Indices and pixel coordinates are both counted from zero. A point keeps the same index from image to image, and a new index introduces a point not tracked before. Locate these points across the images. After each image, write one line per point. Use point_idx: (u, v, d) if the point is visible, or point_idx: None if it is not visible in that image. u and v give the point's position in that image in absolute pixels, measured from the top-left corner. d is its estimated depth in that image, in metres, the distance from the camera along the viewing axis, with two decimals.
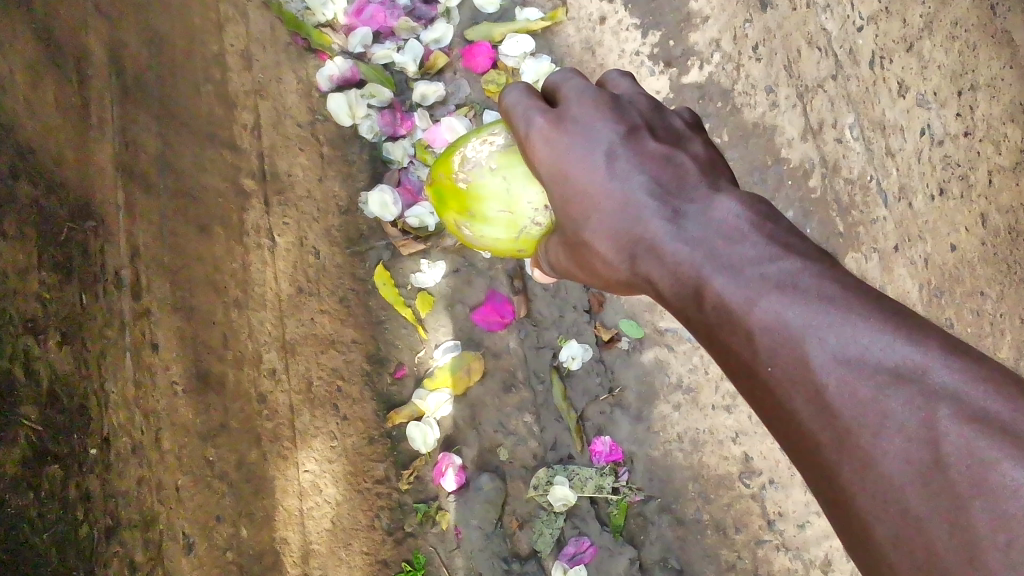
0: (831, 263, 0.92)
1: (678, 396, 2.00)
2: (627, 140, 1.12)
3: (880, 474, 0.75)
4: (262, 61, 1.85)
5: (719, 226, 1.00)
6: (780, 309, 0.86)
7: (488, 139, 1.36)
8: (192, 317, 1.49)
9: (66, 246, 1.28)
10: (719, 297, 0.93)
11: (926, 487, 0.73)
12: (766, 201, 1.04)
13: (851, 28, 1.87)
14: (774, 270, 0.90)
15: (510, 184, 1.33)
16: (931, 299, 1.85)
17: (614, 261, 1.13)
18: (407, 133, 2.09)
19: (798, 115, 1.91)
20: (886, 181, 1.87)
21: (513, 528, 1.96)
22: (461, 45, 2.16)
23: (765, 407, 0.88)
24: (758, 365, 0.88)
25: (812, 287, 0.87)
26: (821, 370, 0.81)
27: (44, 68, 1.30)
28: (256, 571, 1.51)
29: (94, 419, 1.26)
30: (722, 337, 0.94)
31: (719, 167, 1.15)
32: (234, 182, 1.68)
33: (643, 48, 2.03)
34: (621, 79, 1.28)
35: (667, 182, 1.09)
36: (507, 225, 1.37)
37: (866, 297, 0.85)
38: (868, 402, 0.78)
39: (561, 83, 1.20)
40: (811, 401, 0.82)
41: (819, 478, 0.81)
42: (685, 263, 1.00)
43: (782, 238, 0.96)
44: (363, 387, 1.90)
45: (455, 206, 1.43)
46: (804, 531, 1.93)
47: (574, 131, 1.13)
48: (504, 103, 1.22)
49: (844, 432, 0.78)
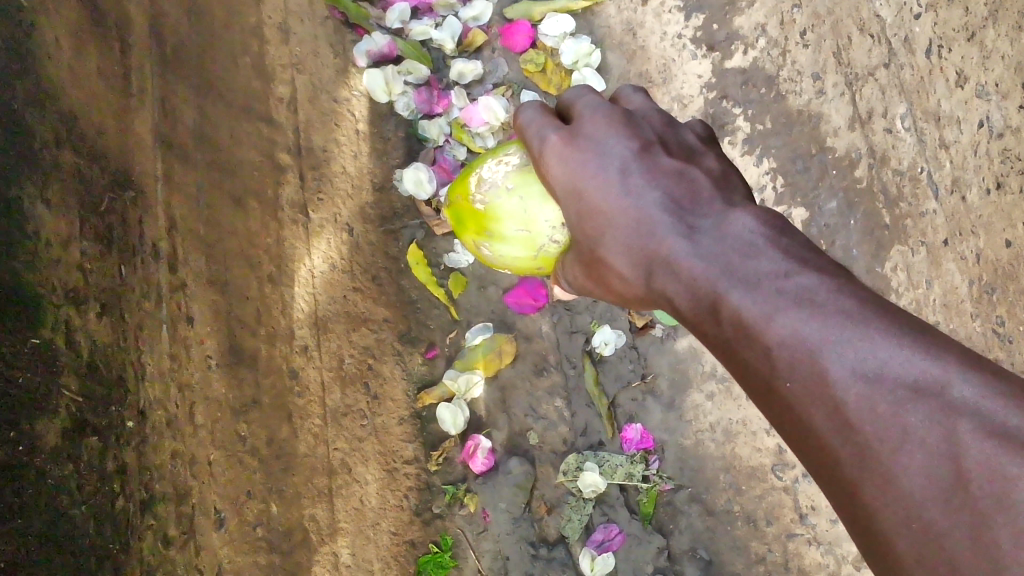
0: (850, 276, 0.88)
1: (711, 385, 1.96)
2: (639, 155, 1.09)
3: (902, 490, 0.73)
4: (299, 35, 1.83)
5: (735, 240, 0.96)
6: (799, 324, 0.82)
7: (504, 159, 1.31)
8: (226, 291, 1.47)
9: (108, 216, 1.27)
10: (735, 312, 0.89)
11: (949, 504, 0.71)
12: (782, 215, 1.01)
13: (908, 15, 1.74)
14: (791, 285, 0.86)
15: (526, 205, 1.29)
16: (981, 296, 1.70)
17: (630, 275, 1.08)
18: (443, 111, 2.08)
19: (846, 103, 1.82)
20: (938, 173, 1.73)
21: (541, 513, 1.95)
22: (500, 24, 2.15)
23: (783, 424, 0.84)
24: (776, 380, 0.84)
25: (830, 300, 0.83)
26: (840, 386, 0.78)
27: (89, 37, 1.29)
28: (283, 549, 1.50)
29: (131, 392, 1.25)
30: (739, 351, 0.90)
31: (732, 179, 1.11)
32: (270, 156, 1.67)
33: (685, 31, 2.00)
34: (636, 94, 1.23)
35: (680, 198, 1.05)
36: (525, 244, 1.32)
37: (884, 310, 0.82)
38: (888, 418, 0.75)
39: (577, 99, 1.17)
40: (831, 417, 0.78)
41: (840, 495, 0.78)
42: (701, 278, 0.96)
43: (798, 251, 0.92)
44: (395, 366, 1.88)
45: (472, 228, 1.39)
46: (837, 526, 1.86)
47: (587, 148, 1.10)
48: (519, 121, 1.18)
49: (864, 448, 0.76)
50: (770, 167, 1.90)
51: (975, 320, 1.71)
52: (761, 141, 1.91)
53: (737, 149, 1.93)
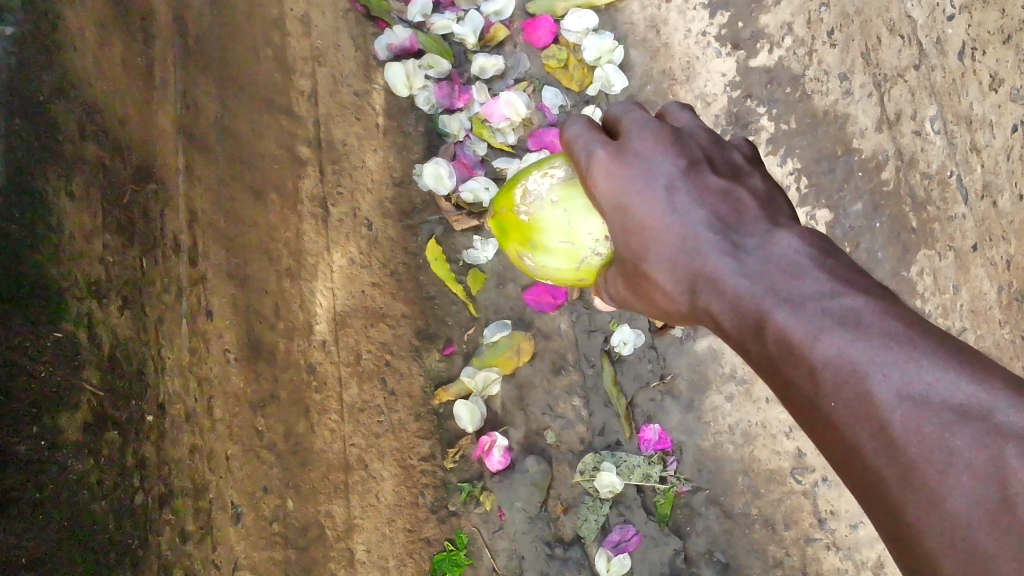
0: (896, 300, 0.87)
1: (731, 387, 1.93)
2: (687, 174, 1.07)
3: (948, 511, 0.71)
4: (320, 27, 1.83)
5: (779, 260, 0.94)
6: (845, 345, 0.81)
7: (549, 172, 1.29)
8: (245, 284, 1.46)
9: (130, 209, 1.27)
10: (781, 331, 0.87)
11: (996, 526, 0.69)
12: (828, 237, 0.98)
13: (940, 16, 1.67)
14: (837, 306, 0.84)
15: (571, 218, 1.26)
16: (1011, 303, 1.64)
17: (674, 293, 1.06)
18: (464, 106, 2.05)
19: (874, 104, 1.77)
20: (968, 177, 1.67)
21: (558, 512, 1.94)
22: (522, 19, 2.13)
23: (826, 445, 0.82)
24: (820, 400, 0.82)
25: (877, 323, 0.81)
26: (885, 407, 0.77)
27: (112, 28, 1.29)
28: (299, 544, 1.49)
29: (152, 385, 1.25)
30: (782, 370, 0.87)
31: (778, 200, 1.08)
32: (291, 149, 1.66)
33: (710, 28, 1.99)
34: (682, 113, 1.20)
35: (726, 217, 1.03)
36: (568, 256, 1.30)
37: (929, 334, 0.80)
38: (934, 440, 0.73)
39: (623, 115, 1.16)
40: (876, 437, 0.77)
41: (882, 516, 0.76)
42: (746, 296, 0.94)
43: (845, 273, 0.90)
44: (412, 362, 1.87)
45: (516, 237, 1.35)
46: (856, 531, 1.81)
47: (634, 164, 1.08)
48: (565, 136, 1.18)
49: (909, 468, 0.74)
50: (794, 168, 1.87)
51: (1005, 327, 1.65)
52: (786, 141, 1.89)
53: (760, 148, 1.91)
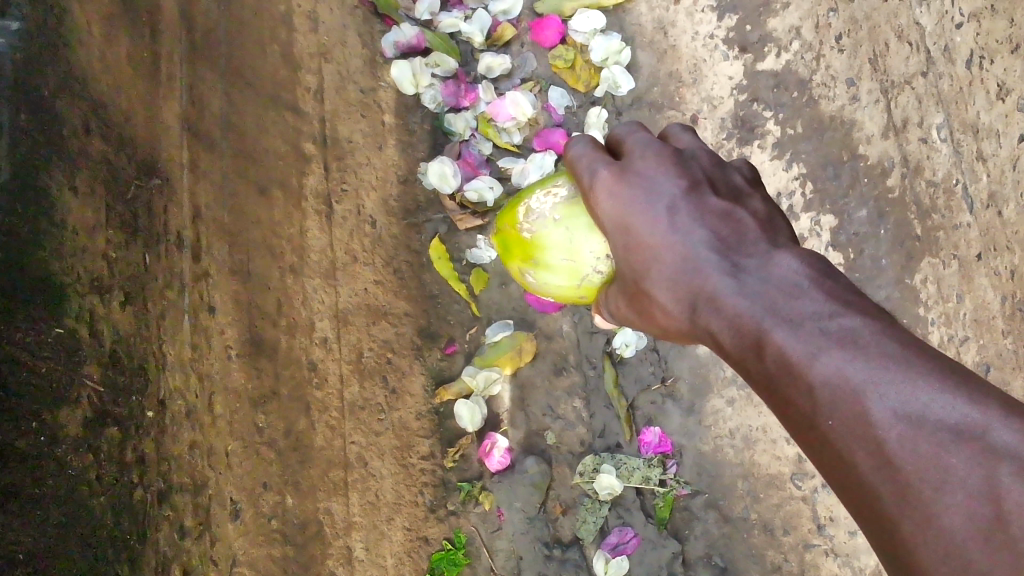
0: (892, 321, 0.86)
1: (732, 392, 1.94)
2: (688, 195, 1.07)
3: (942, 528, 0.71)
4: (328, 23, 1.83)
5: (779, 280, 0.94)
6: (843, 364, 0.80)
7: (552, 191, 1.29)
8: (249, 280, 1.46)
9: (134, 204, 1.27)
10: (780, 350, 0.87)
11: (988, 543, 0.69)
12: (826, 258, 0.98)
13: (948, 24, 1.66)
14: (835, 325, 0.84)
15: (572, 235, 1.26)
16: (1014, 312, 1.64)
17: (673, 308, 1.05)
18: (470, 105, 2.04)
19: (880, 111, 1.77)
20: (974, 187, 1.66)
21: (556, 513, 1.94)
22: (530, 18, 2.12)
23: (823, 463, 0.82)
24: (817, 418, 0.82)
25: (875, 343, 0.81)
26: (883, 427, 0.76)
27: (118, 23, 1.29)
28: (298, 542, 1.49)
29: (152, 381, 1.25)
30: (779, 388, 0.87)
31: (778, 223, 1.08)
32: (295, 146, 1.66)
33: (717, 31, 1.99)
34: (683, 134, 1.20)
35: (727, 236, 1.03)
36: (569, 273, 1.29)
37: (926, 356, 0.80)
38: (930, 458, 0.74)
39: (626, 135, 1.16)
40: (873, 456, 0.77)
41: (878, 533, 0.76)
42: (745, 315, 0.93)
43: (844, 293, 0.90)
44: (413, 360, 1.87)
45: (518, 255, 1.35)
46: (855, 538, 1.82)
47: (638, 184, 1.08)
48: (569, 155, 1.18)
49: (905, 486, 0.74)
50: (800, 173, 1.87)
51: (1007, 337, 1.65)
52: (791, 146, 1.88)
53: (767, 153, 1.91)
